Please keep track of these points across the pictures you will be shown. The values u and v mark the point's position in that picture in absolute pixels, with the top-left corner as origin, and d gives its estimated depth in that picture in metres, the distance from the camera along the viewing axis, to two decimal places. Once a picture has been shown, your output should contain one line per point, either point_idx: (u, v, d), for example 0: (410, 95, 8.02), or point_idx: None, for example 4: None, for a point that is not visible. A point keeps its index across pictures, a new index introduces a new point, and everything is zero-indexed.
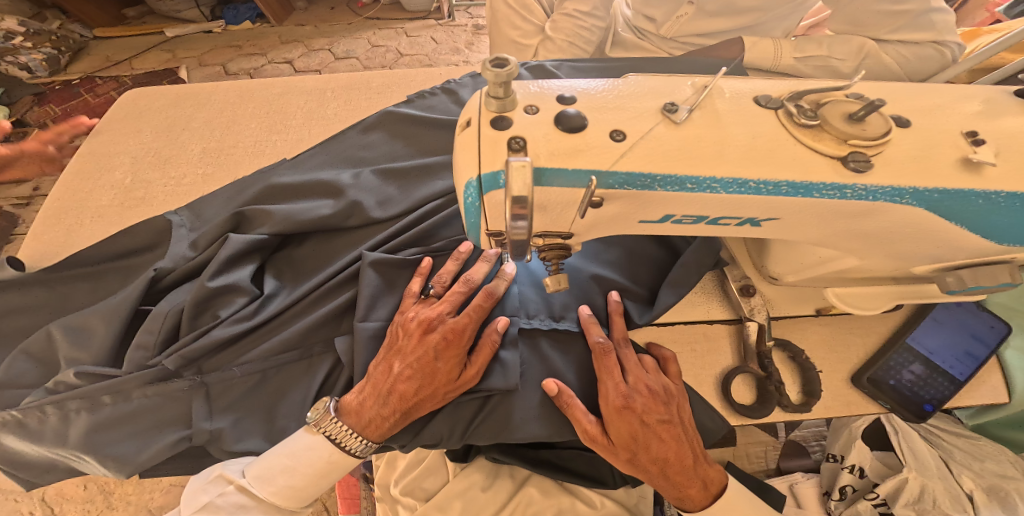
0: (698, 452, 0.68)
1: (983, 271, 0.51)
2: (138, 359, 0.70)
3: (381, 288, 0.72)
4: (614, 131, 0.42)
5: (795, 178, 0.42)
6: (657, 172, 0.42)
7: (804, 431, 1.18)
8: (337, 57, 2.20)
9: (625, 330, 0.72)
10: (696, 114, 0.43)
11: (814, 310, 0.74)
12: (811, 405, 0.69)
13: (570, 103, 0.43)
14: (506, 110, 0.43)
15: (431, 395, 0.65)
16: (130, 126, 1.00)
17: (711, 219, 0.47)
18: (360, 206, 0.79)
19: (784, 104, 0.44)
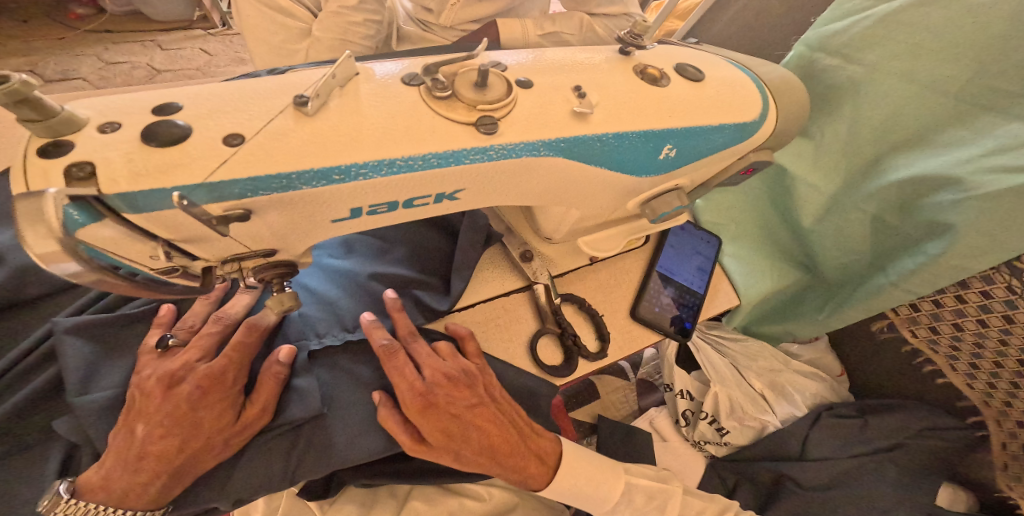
0: (517, 425, 0.70)
1: (659, 200, 0.61)
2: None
3: (95, 354, 0.63)
4: (230, 135, 0.39)
5: (437, 149, 0.43)
6: (285, 168, 0.39)
7: (647, 366, 1.30)
8: (50, 81, 1.81)
9: (411, 324, 0.70)
10: (334, 101, 0.41)
11: (587, 260, 0.81)
12: (606, 350, 0.74)
13: (165, 111, 0.39)
14: (63, 133, 0.36)
15: (204, 446, 0.59)
16: None
17: (406, 202, 0.47)
18: (34, 268, 0.69)
19: (423, 79, 0.45)
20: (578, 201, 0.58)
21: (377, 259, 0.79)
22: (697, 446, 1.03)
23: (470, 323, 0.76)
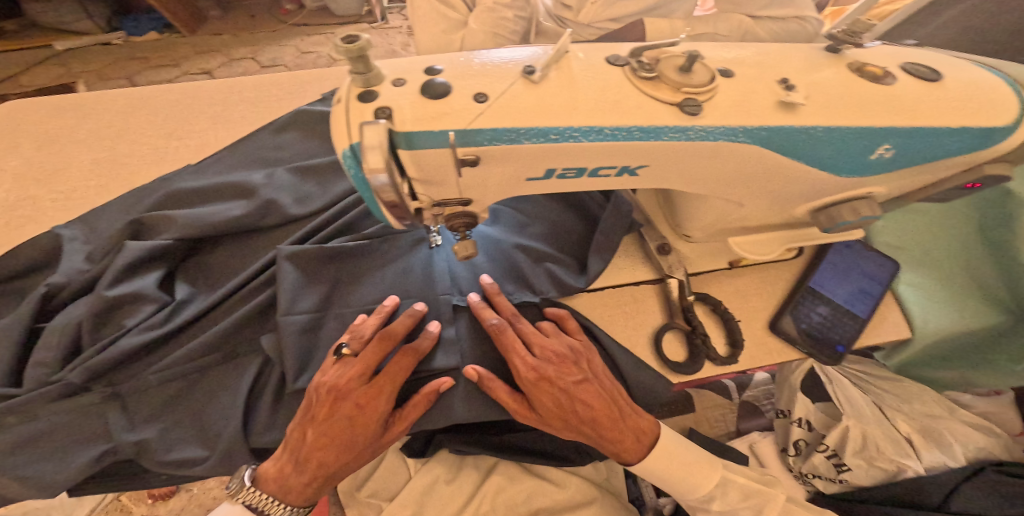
0: (621, 403, 0.72)
1: (845, 208, 0.59)
2: (37, 378, 0.69)
3: (302, 281, 0.75)
4: (476, 94, 0.45)
5: (641, 123, 0.46)
6: (518, 125, 0.44)
7: (754, 389, 1.24)
8: (263, 65, 2.21)
9: (512, 306, 0.76)
10: (551, 75, 0.46)
11: (726, 263, 0.80)
12: (737, 356, 0.73)
13: (434, 72, 0.46)
14: (372, 84, 0.45)
15: (353, 454, 0.69)
16: (7, 142, 0.92)
17: (591, 170, 0.51)
18: (275, 204, 0.82)
19: (628, 62, 0.48)
20: (738, 193, 0.58)
21: (515, 231, 0.83)
22: (802, 478, 0.97)
23: (599, 305, 0.79)
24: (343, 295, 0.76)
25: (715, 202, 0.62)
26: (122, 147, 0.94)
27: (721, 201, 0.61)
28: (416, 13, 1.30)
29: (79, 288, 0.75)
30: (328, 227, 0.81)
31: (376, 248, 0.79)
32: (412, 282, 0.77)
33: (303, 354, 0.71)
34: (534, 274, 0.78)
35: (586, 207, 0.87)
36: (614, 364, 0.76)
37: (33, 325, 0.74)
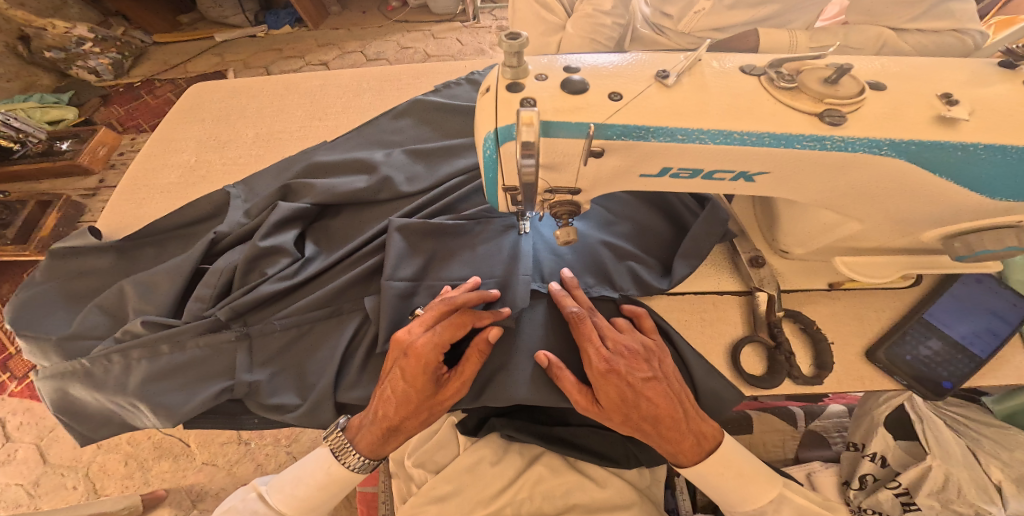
0: (687, 406, 0.70)
1: (988, 235, 0.55)
2: (195, 310, 0.81)
3: (404, 251, 0.82)
4: (612, 92, 0.49)
5: (775, 130, 0.48)
6: (650, 123, 0.48)
7: (824, 421, 1.13)
8: (368, 59, 2.37)
9: (590, 299, 0.76)
10: (684, 80, 0.49)
11: (825, 285, 0.77)
12: (822, 377, 0.71)
13: (573, 71, 0.50)
14: (520, 78, 0.50)
15: (412, 411, 0.71)
16: (193, 117, 1.10)
17: (706, 174, 0.53)
18: (390, 182, 0.91)
19: (766, 72, 0.51)
20: (857, 210, 0.57)
21: (602, 228, 0.85)
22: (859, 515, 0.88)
23: (679, 310, 0.79)
24: (437, 269, 0.82)
25: (820, 215, 0.61)
26: (270, 125, 1.08)
27: (831, 216, 0.60)
28: (519, 15, 1.34)
29: (236, 237, 0.88)
30: (432, 207, 0.89)
31: (473, 230, 0.85)
32: (499, 263, 0.80)
33: (396, 317, 0.77)
34: (616, 270, 0.80)
35: (676, 212, 0.85)
36: (686, 368, 0.75)
37: (198, 265, 0.86)
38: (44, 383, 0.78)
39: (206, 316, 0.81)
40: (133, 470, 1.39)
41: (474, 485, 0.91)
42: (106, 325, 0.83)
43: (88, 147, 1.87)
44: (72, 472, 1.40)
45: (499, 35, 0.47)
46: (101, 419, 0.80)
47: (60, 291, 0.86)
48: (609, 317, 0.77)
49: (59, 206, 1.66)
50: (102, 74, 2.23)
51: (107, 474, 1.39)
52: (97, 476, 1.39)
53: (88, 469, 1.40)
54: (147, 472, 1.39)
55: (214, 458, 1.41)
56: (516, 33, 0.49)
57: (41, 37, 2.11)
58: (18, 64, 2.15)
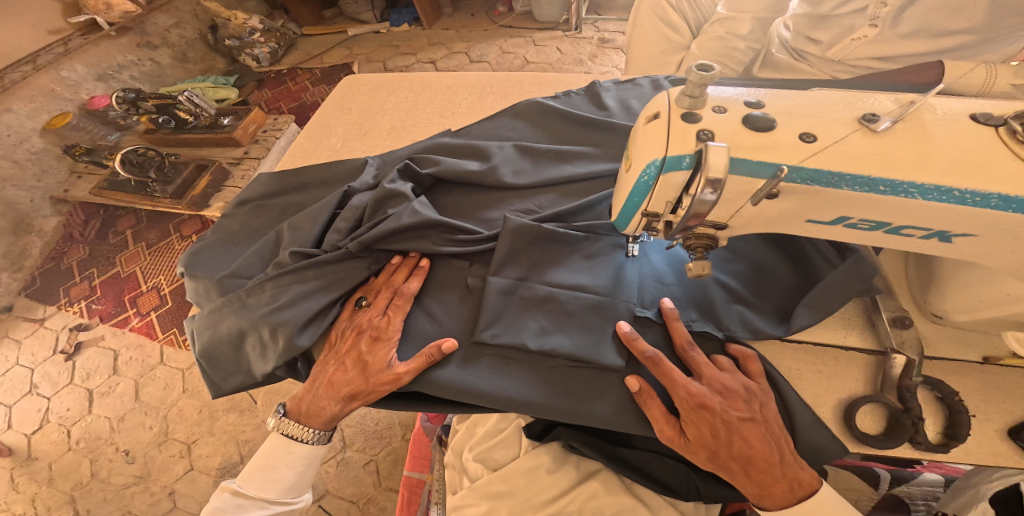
0: (785, 451, 0.66)
1: None
2: (332, 241, 0.86)
3: (513, 249, 0.82)
4: (805, 133, 0.47)
5: (1007, 192, 0.43)
6: (848, 171, 0.45)
7: (913, 487, 1.00)
8: (471, 60, 2.43)
9: (688, 335, 0.74)
10: (900, 128, 0.46)
11: (980, 358, 0.69)
12: (951, 447, 0.63)
13: (755, 107, 0.49)
14: (696, 108, 0.49)
15: (359, 394, 0.78)
16: (341, 104, 1.18)
17: (892, 228, 0.49)
18: (498, 171, 0.93)
19: (1007, 123, 0.45)
20: None
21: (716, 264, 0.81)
22: None
23: (792, 359, 0.74)
24: (542, 262, 0.83)
25: (1007, 286, 0.55)
26: (403, 117, 1.14)
27: (1020, 287, 0.54)
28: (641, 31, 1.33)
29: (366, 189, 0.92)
30: (540, 215, 0.88)
31: (582, 242, 0.84)
32: (603, 282, 0.80)
33: (497, 312, 0.78)
34: (726, 313, 0.76)
35: (805, 253, 0.79)
36: (788, 418, 0.69)
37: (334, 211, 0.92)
38: (202, 314, 0.84)
39: (340, 247, 0.86)
40: (203, 419, 1.53)
41: (529, 490, 0.92)
42: (256, 265, 0.88)
43: (242, 123, 1.98)
44: (154, 413, 1.56)
45: (689, 63, 0.47)
46: (231, 356, 0.84)
47: (221, 238, 0.94)
48: (711, 353, 0.74)
49: (212, 170, 1.83)
50: (261, 60, 2.47)
51: (181, 419, 1.54)
52: (172, 420, 1.54)
53: (166, 411, 1.55)
54: (214, 422, 1.52)
55: (273, 418, 1.51)
56: (706, 63, 0.47)
57: (225, 27, 2.42)
58: (205, 48, 2.47)
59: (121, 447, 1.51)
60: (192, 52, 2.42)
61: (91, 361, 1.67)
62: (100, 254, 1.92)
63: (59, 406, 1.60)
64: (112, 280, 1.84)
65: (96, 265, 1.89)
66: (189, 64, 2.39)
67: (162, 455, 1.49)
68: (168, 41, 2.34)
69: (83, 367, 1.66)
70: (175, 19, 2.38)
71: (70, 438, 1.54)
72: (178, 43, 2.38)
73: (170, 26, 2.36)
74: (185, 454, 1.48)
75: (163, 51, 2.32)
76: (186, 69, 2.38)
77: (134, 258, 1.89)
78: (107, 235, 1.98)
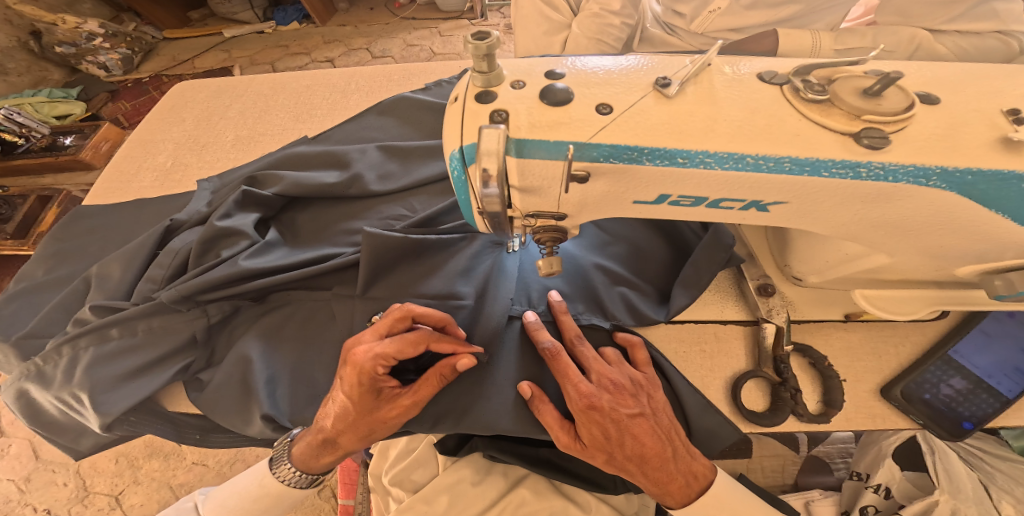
0: (677, 445, 0.62)
1: None
2: (145, 292, 0.76)
3: (377, 264, 0.74)
4: (601, 104, 0.43)
5: (796, 154, 0.41)
6: (643, 144, 0.41)
7: (827, 446, 1.06)
8: (374, 56, 2.31)
9: (577, 328, 0.68)
10: (689, 90, 0.43)
11: (842, 315, 0.69)
12: (830, 416, 0.63)
13: (557, 77, 0.44)
14: (492, 86, 0.44)
15: (352, 436, 0.67)
16: (175, 116, 1.06)
17: (712, 202, 0.46)
18: (360, 179, 0.86)
19: (790, 80, 0.44)
20: (886, 243, 0.50)
21: (595, 249, 0.77)
22: None
23: (674, 340, 0.71)
24: (410, 275, 0.76)
25: (842, 246, 0.54)
26: (253, 125, 1.04)
27: (855, 248, 0.53)
28: (521, 13, 1.23)
29: (193, 223, 0.84)
30: (411, 219, 0.82)
31: (457, 244, 0.78)
32: (481, 285, 0.74)
33: None
34: (609, 297, 0.72)
35: (679, 234, 0.78)
36: (678, 403, 0.67)
37: (155, 253, 0.82)
38: (1, 386, 0.73)
39: (153, 298, 0.75)
40: (123, 468, 1.34)
41: (456, 506, 0.86)
42: (61, 321, 0.77)
43: (91, 142, 1.85)
44: (64, 468, 1.35)
45: (465, 35, 0.41)
46: (63, 426, 0.76)
47: (25, 290, 0.83)
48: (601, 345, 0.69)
49: (58, 201, 1.67)
50: (111, 69, 2.20)
51: (98, 470, 1.34)
52: (87, 473, 1.34)
53: (78, 466, 1.35)
54: (137, 470, 1.34)
55: (205, 457, 1.35)
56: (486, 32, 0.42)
57: (52, 32, 2.09)
58: (28, 57, 2.13)
59: (37, 507, 1.31)
60: (11, 62, 2.08)
61: None
62: None
63: None
64: None
65: None
66: (12, 76, 2.07)
67: (89, 510, 1.30)
68: None
69: None
70: None
71: None
72: None
73: None
74: (114, 507, 1.30)
75: None
76: (8, 83, 2.06)
77: None
78: None
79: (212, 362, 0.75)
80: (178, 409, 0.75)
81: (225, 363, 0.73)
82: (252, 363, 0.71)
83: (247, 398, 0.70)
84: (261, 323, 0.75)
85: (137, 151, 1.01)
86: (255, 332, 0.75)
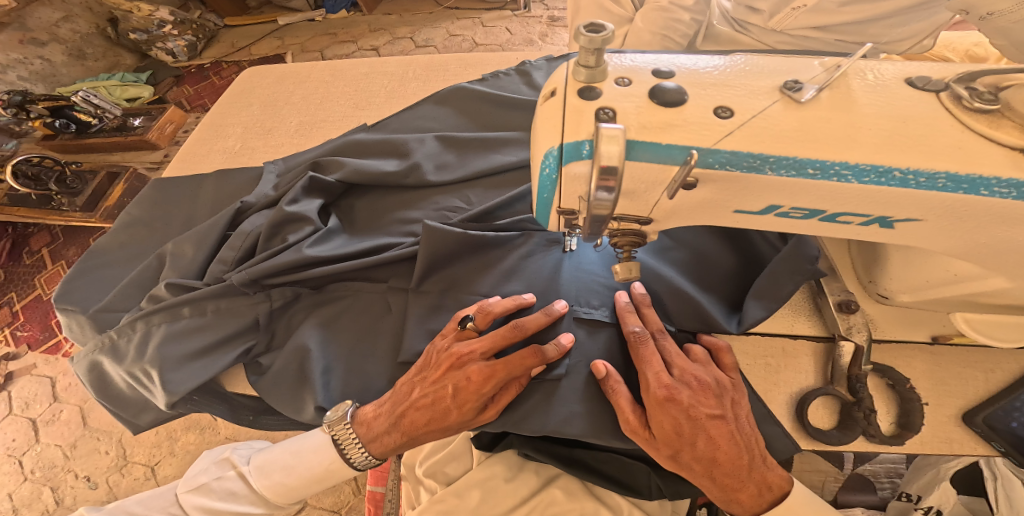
0: (754, 453, 0.59)
1: None
2: (216, 273, 0.77)
3: (435, 258, 0.73)
4: (719, 108, 0.40)
5: (954, 169, 0.38)
6: (770, 152, 0.39)
7: (875, 465, 1.01)
8: (417, 45, 2.31)
9: (661, 322, 0.67)
10: (824, 95, 0.41)
11: (928, 337, 0.64)
12: (905, 439, 0.60)
13: (665, 77, 0.42)
14: (596, 81, 0.42)
15: (433, 429, 0.68)
16: (242, 100, 1.08)
17: (828, 216, 0.44)
18: (418, 168, 0.85)
19: (949, 88, 0.41)
20: (1002, 265, 0.46)
21: (656, 255, 0.74)
22: None
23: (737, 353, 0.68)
24: (466, 270, 0.75)
25: (950, 265, 0.50)
26: (314, 111, 1.04)
27: (967, 267, 0.49)
28: (581, 6, 1.19)
29: (261, 206, 0.84)
30: (467, 213, 0.81)
31: (513, 241, 0.76)
32: (541, 284, 0.73)
33: (425, 330, 0.72)
34: (674, 306, 0.69)
35: (747, 242, 0.74)
36: None
37: (225, 233, 0.83)
38: (76, 356, 0.75)
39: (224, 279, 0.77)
40: (162, 440, 1.39)
41: (487, 502, 0.84)
42: (134, 296, 0.79)
43: (157, 124, 1.90)
44: (107, 437, 1.41)
45: (577, 26, 0.39)
46: (128, 400, 0.78)
47: (102, 264, 0.85)
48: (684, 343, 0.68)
49: (126, 178, 1.75)
50: (178, 55, 2.26)
51: (138, 442, 1.40)
52: (128, 443, 1.39)
53: (120, 435, 1.41)
54: (174, 442, 1.38)
55: (236, 433, 1.39)
56: (597, 24, 0.40)
57: (127, 20, 2.16)
58: (106, 44, 2.22)
59: (80, 473, 1.36)
60: (90, 47, 2.17)
61: (26, 390, 1.50)
62: (16, 278, 1.73)
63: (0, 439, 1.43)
64: (35, 304, 1.66)
65: (15, 289, 1.70)
66: (90, 61, 2.15)
67: (125, 479, 1.35)
68: (57, 36, 2.09)
69: (19, 397, 1.49)
70: (63, 13, 2.11)
71: (24, 468, 1.39)
72: (70, 39, 2.13)
73: (57, 21, 2.09)
74: (149, 477, 1.35)
75: (54, 48, 2.08)
76: (87, 67, 2.15)
77: (56, 278, 1.71)
78: (22, 256, 1.78)
79: (272, 346, 0.76)
80: (237, 390, 0.77)
81: (284, 350, 0.74)
82: (309, 352, 0.72)
83: (303, 384, 0.72)
84: (320, 312, 0.76)
85: (205, 134, 1.03)
86: (314, 322, 0.75)
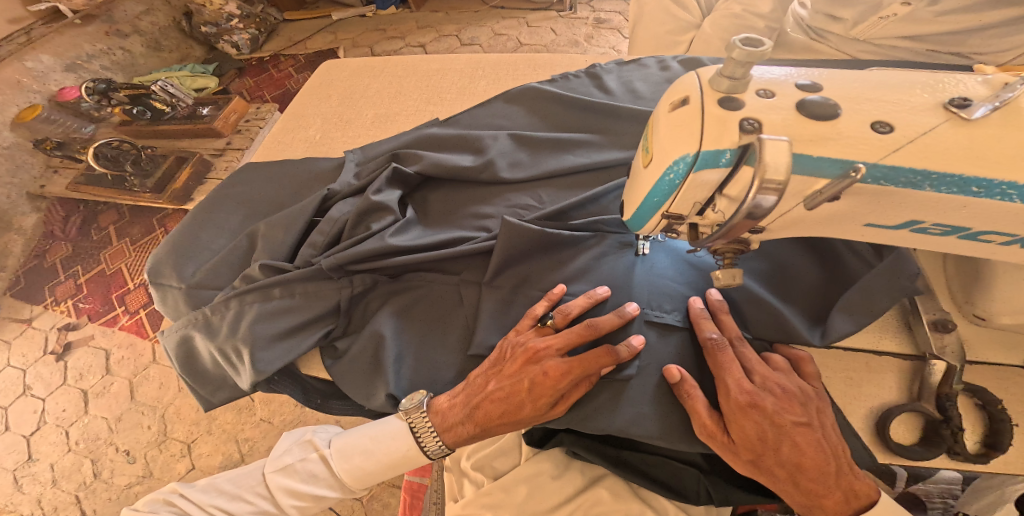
0: (840, 460, 0.59)
1: None
2: (306, 256, 0.81)
3: (512, 253, 0.75)
4: (878, 122, 0.42)
5: None
6: (932, 170, 0.41)
7: None
8: (462, 43, 2.33)
9: (739, 330, 0.68)
10: (998, 114, 0.41)
11: (1022, 361, 0.64)
12: (992, 458, 0.59)
13: (811, 91, 0.44)
14: (736, 91, 0.44)
15: (506, 421, 0.69)
16: (322, 92, 1.12)
17: (968, 233, 0.45)
18: (494, 165, 0.87)
19: None
20: None
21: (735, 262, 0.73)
22: None
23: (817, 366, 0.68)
24: (538, 268, 0.77)
25: None
26: (388, 105, 1.08)
27: None
28: (647, 10, 1.20)
29: (346, 194, 0.87)
30: (540, 211, 0.82)
31: (587, 242, 0.78)
32: (615, 284, 0.73)
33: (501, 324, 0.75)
34: (752, 313, 0.70)
35: (835, 255, 0.72)
36: None
37: (312, 218, 0.87)
38: (168, 330, 0.80)
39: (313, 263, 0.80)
40: (200, 419, 1.45)
41: (534, 497, 0.85)
42: (225, 275, 0.83)
43: (223, 113, 1.98)
44: (151, 412, 1.48)
45: (732, 39, 0.41)
46: (210, 376, 0.82)
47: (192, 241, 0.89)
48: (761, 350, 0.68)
49: (193, 162, 1.84)
50: (241, 48, 2.35)
51: (178, 418, 1.46)
52: (170, 419, 1.46)
53: (163, 411, 1.48)
54: (212, 421, 1.45)
55: (271, 415, 1.44)
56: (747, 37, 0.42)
57: (200, 13, 2.30)
58: (179, 36, 2.36)
59: (120, 448, 1.44)
60: (165, 40, 2.31)
61: (83, 361, 1.58)
62: (82, 251, 1.82)
63: (53, 408, 1.52)
64: (99, 277, 1.75)
65: (80, 262, 1.79)
66: (165, 52, 2.29)
67: (163, 455, 1.42)
68: (138, 28, 2.25)
69: (73, 368, 1.57)
70: (144, 6, 2.28)
71: (69, 439, 1.47)
72: (148, 30, 2.28)
73: (139, 13, 2.26)
74: (185, 454, 1.41)
75: (134, 40, 2.22)
76: (161, 58, 2.28)
77: (119, 254, 1.79)
78: (89, 231, 1.87)
79: (349, 331, 0.79)
80: (311, 373, 0.81)
81: (363, 335, 0.77)
82: (386, 339, 0.75)
83: (379, 370, 0.75)
84: (395, 301, 0.79)
85: (287, 124, 1.07)
86: (392, 310, 0.78)
